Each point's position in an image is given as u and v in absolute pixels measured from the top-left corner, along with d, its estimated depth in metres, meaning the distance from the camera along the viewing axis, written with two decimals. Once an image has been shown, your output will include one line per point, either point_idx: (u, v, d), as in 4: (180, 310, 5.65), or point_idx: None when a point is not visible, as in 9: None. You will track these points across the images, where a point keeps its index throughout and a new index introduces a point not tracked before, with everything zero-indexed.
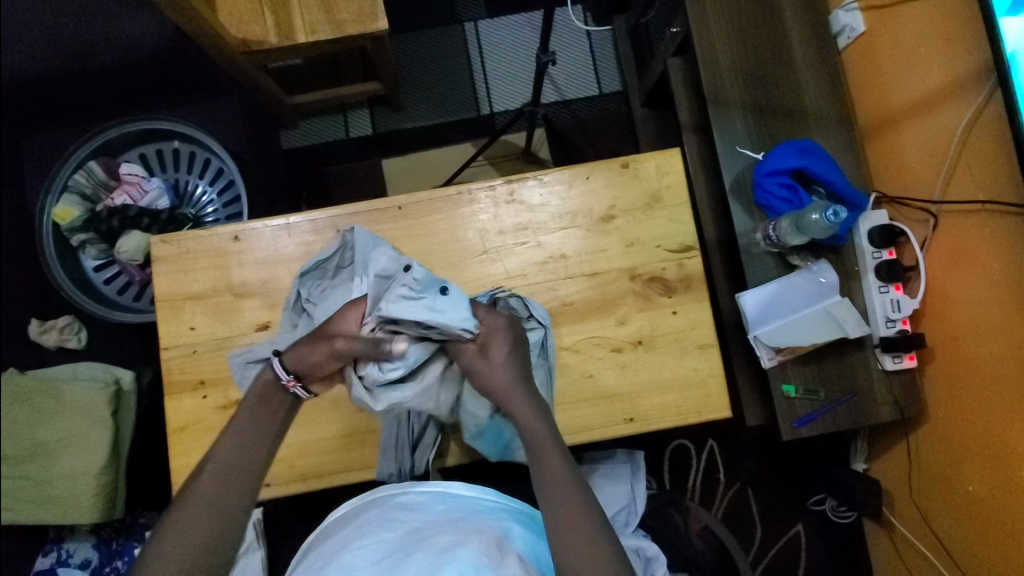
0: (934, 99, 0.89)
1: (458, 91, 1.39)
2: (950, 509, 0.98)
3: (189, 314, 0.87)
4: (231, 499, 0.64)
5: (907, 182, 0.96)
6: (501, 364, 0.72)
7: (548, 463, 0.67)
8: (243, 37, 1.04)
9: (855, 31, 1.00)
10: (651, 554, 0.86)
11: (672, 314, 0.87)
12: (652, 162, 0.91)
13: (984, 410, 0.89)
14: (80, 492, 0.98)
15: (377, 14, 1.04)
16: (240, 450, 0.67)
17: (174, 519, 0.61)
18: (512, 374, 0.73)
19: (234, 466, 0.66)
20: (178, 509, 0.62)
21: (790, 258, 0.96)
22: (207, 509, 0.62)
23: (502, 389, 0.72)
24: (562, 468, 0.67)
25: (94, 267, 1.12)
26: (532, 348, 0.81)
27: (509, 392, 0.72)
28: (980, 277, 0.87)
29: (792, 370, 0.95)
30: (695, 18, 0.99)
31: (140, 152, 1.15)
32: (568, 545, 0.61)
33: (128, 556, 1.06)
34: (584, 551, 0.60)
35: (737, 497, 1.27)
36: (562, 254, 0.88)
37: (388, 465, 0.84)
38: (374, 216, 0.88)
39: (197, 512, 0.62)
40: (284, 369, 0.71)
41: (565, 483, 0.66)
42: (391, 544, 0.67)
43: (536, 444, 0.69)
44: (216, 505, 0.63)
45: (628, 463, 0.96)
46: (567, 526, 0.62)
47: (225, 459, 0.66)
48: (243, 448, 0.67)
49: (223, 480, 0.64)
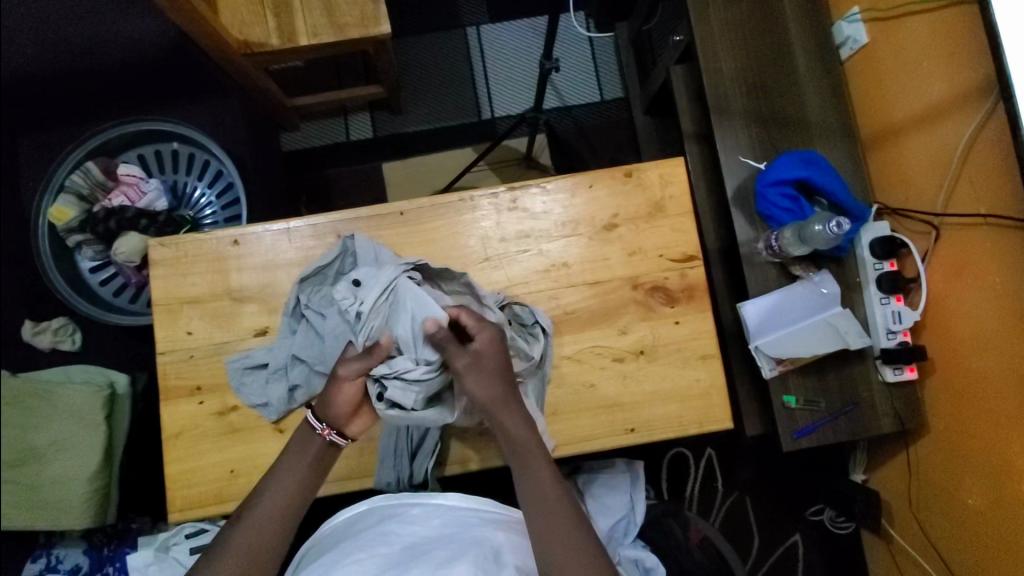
0: (937, 112, 0.89)
1: (458, 95, 1.39)
2: (950, 522, 0.98)
3: (186, 319, 0.86)
4: (268, 543, 0.67)
5: (910, 194, 0.96)
6: (486, 378, 0.70)
7: (534, 476, 0.68)
8: (244, 39, 1.03)
9: (858, 43, 1.00)
10: (650, 565, 0.87)
11: (674, 324, 0.87)
12: (655, 171, 0.90)
13: (984, 424, 0.88)
14: (73, 497, 0.96)
15: (379, 18, 1.04)
16: (286, 501, 0.69)
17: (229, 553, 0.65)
18: (495, 391, 0.70)
19: (285, 510, 0.69)
20: (232, 542, 0.66)
21: (791, 269, 0.95)
22: (243, 563, 0.65)
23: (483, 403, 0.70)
24: (546, 480, 0.68)
25: (90, 269, 1.11)
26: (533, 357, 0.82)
27: (496, 406, 0.71)
28: (981, 290, 0.86)
29: (793, 381, 0.95)
30: (700, 27, 0.99)
31: (138, 153, 1.14)
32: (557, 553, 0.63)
33: (118, 562, 1.02)
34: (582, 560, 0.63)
35: (734, 506, 1.27)
36: (565, 262, 0.88)
37: (387, 473, 0.84)
38: (374, 222, 0.87)
39: (253, 542, 0.66)
40: (317, 419, 0.73)
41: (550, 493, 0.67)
42: (387, 559, 0.66)
43: (520, 456, 0.69)
44: (252, 559, 0.66)
45: (628, 472, 0.94)
46: (555, 537, 0.64)
47: (284, 493, 0.70)
48: (293, 491, 0.70)
49: (266, 530, 0.67)
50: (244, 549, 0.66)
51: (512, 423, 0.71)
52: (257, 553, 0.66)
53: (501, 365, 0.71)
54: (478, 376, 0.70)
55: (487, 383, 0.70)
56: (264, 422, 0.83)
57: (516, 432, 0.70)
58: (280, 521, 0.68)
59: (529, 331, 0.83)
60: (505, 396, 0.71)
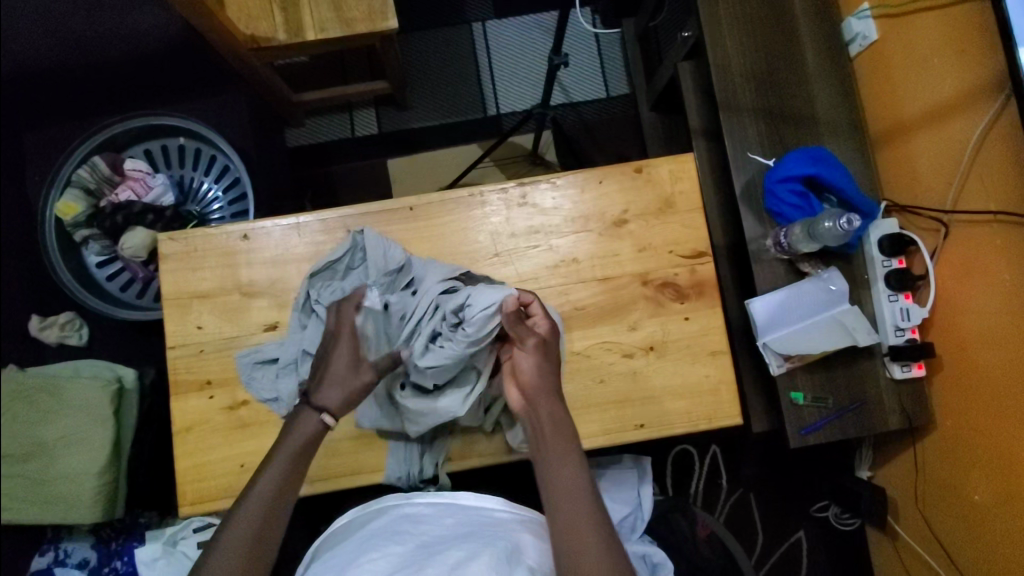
0: (947, 109, 0.89)
1: (464, 91, 1.39)
2: (958, 520, 0.98)
3: (196, 313, 0.86)
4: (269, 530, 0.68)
5: (919, 191, 0.96)
6: (537, 368, 0.72)
7: (559, 469, 0.69)
8: (251, 33, 1.03)
9: (867, 39, 1.00)
10: (657, 560, 0.87)
11: (684, 320, 0.87)
12: (665, 167, 0.90)
13: (993, 422, 0.88)
14: (82, 491, 0.97)
15: (387, 13, 1.04)
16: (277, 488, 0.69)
17: (227, 547, 0.66)
18: (545, 380, 0.72)
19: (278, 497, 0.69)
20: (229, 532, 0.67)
21: (799, 265, 0.96)
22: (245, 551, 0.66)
23: (531, 390, 0.72)
24: (573, 476, 0.68)
25: (96, 264, 1.12)
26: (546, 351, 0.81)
27: (541, 397, 0.71)
28: (991, 288, 0.86)
29: (801, 377, 0.95)
30: (709, 23, 0.99)
31: (144, 147, 1.13)
32: (575, 549, 0.64)
33: (127, 555, 1.05)
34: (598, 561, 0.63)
35: (739, 503, 1.27)
36: (574, 258, 0.88)
37: (397, 468, 0.84)
38: (384, 217, 0.87)
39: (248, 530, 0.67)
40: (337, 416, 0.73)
41: (571, 494, 0.68)
42: (401, 558, 0.66)
43: (551, 448, 0.70)
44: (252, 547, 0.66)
45: (635, 468, 0.94)
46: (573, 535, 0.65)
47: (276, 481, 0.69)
48: (285, 477, 0.70)
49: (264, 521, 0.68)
50: (243, 539, 0.66)
51: (551, 413, 0.71)
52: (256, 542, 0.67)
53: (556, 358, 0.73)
54: (530, 362, 0.72)
55: (539, 373, 0.72)
56: (274, 416, 0.83)
57: (548, 424, 0.71)
58: (276, 509, 0.69)
59: None
60: (551, 388, 0.72)
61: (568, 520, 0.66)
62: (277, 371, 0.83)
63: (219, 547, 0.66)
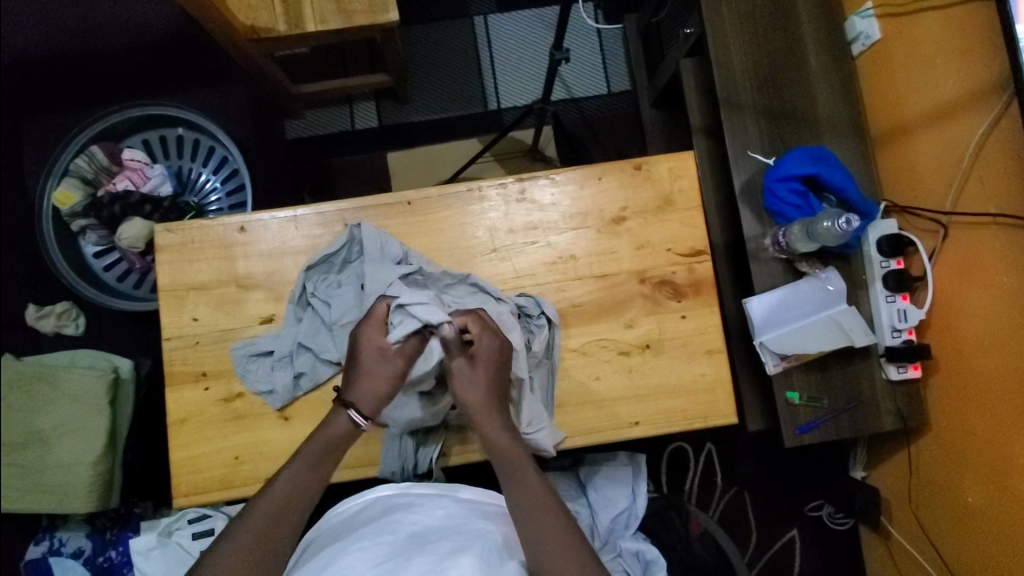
0: (949, 111, 0.88)
1: (465, 85, 1.38)
2: (948, 519, 0.98)
3: (192, 305, 0.86)
4: (280, 524, 0.67)
5: (918, 192, 0.96)
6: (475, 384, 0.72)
7: (519, 485, 0.68)
8: (251, 24, 1.02)
9: (871, 38, 0.99)
10: (650, 556, 0.86)
11: (680, 319, 0.87)
12: (665, 164, 0.90)
13: (986, 423, 0.89)
14: (76, 482, 0.96)
15: (387, 5, 1.03)
16: (291, 486, 0.69)
17: (237, 537, 0.66)
18: (484, 398, 0.72)
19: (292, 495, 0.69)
20: (241, 525, 0.67)
21: (798, 265, 0.95)
22: (254, 542, 0.66)
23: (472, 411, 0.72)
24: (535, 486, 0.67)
25: (94, 253, 1.11)
26: (541, 347, 0.83)
27: (483, 415, 0.72)
28: (989, 290, 0.86)
29: (796, 377, 0.95)
30: (712, 20, 0.98)
31: (143, 138, 1.13)
32: (549, 555, 0.63)
33: (121, 546, 1.01)
34: (564, 553, 0.63)
35: (733, 500, 1.27)
36: (571, 255, 0.88)
37: (391, 463, 0.84)
38: (381, 211, 0.87)
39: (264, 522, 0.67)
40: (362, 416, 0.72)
41: (537, 505, 0.66)
42: (391, 548, 0.66)
43: (506, 464, 0.69)
44: (262, 538, 0.66)
45: (630, 465, 0.94)
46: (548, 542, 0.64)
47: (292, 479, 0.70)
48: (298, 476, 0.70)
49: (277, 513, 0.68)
50: (254, 530, 0.66)
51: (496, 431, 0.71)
52: (264, 539, 0.66)
53: (497, 375, 0.73)
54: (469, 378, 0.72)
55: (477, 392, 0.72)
56: (268, 409, 0.83)
57: (502, 442, 0.71)
58: (290, 506, 0.68)
59: (535, 321, 0.84)
60: (492, 407, 0.72)
61: (533, 537, 0.64)
62: (272, 364, 0.83)
63: (230, 539, 0.66)
